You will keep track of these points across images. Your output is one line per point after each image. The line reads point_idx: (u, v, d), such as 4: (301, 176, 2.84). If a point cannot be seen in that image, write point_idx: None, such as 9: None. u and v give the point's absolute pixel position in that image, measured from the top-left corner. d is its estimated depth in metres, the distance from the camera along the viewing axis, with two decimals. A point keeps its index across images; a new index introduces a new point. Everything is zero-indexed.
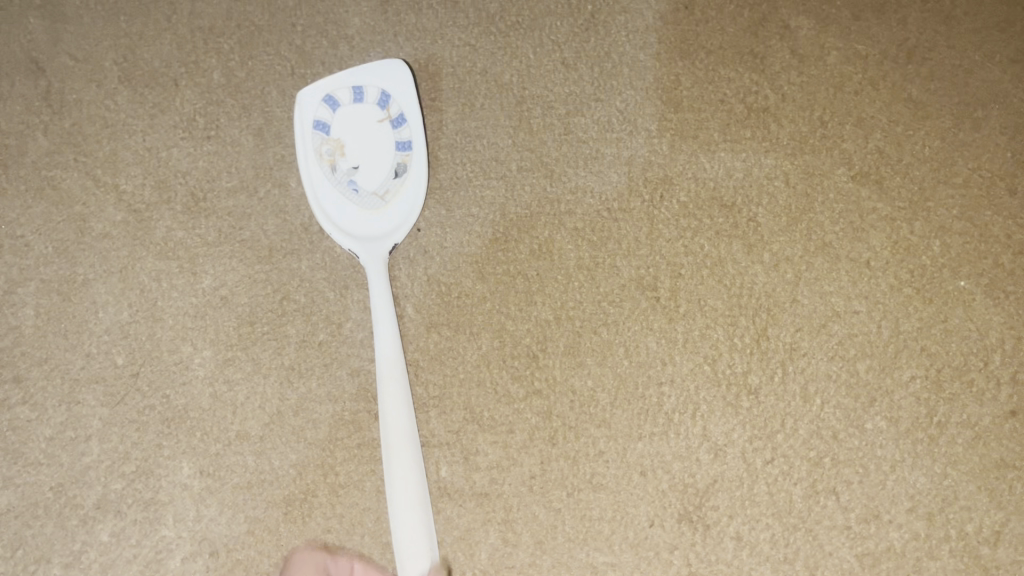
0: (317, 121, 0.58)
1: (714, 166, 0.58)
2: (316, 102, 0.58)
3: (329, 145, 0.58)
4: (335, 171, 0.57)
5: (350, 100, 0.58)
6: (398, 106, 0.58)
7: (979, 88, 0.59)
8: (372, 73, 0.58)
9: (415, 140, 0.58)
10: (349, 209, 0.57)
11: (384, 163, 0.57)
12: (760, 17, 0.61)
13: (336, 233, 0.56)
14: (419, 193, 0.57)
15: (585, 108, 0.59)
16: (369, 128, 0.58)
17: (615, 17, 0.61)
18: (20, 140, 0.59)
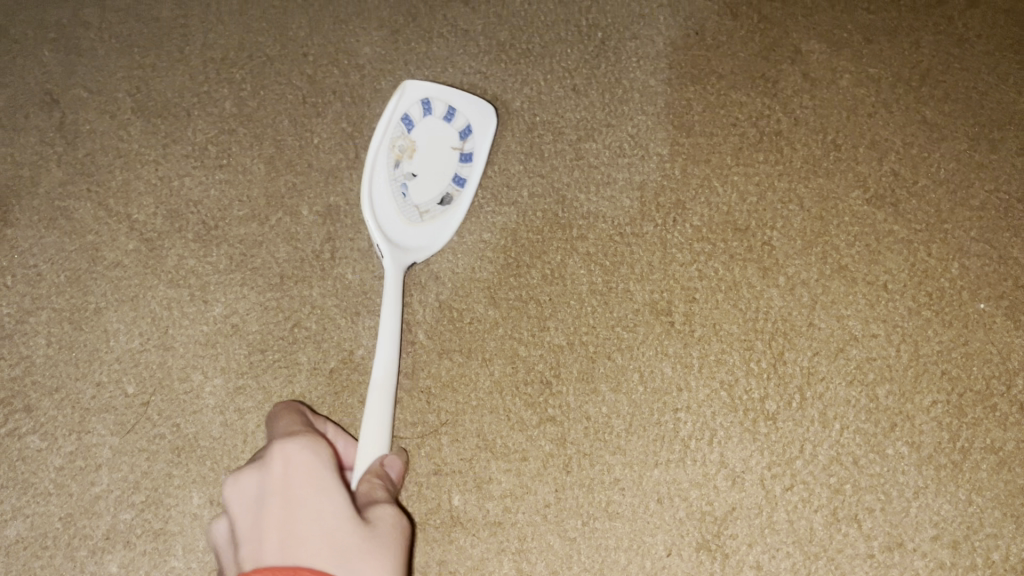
0: (405, 114, 0.55)
1: (728, 191, 0.57)
2: (416, 95, 0.55)
3: (404, 139, 0.55)
4: (396, 166, 0.54)
5: (441, 114, 0.56)
6: (474, 146, 0.57)
7: (994, 110, 0.60)
8: (470, 104, 0.57)
9: (470, 183, 0.57)
10: (388, 206, 0.54)
11: (435, 186, 0.56)
12: (771, 42, 0.61)
13: (369, 221, 0.53)
14: (452, 230, 0.56)
15: (596, 133, 0.59)
16: (440, 147, 0.56)
17: (626, 43, 0.62)
18: (33, 171, 0.59)
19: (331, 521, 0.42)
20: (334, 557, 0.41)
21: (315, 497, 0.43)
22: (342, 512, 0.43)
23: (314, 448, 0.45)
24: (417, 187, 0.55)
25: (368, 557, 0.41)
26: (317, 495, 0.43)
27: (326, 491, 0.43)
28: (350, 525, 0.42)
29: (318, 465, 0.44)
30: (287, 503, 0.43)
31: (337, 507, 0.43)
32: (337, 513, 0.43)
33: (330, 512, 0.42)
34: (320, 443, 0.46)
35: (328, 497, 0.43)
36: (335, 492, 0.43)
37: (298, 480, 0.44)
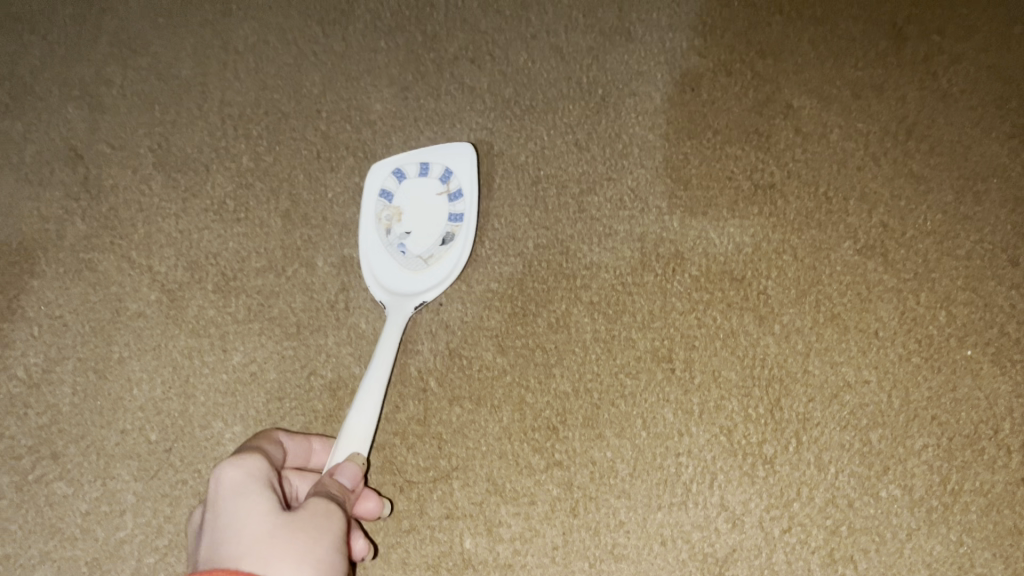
0: (383, 190, 0.61)
1: (724, 242, 0.60)
2: (382, 172, 0.61)
3: (386, 209, 0.60)
4: (387, 233, 0.60)
5: (415, 174, 0.61)
6: (459, 183, 0.60)
7: (978, 162, 0.63)
8: (445, 151, 0.60)
9: (467, 213, 0.59)
10: (388, 269, 0.59)
11: (434, 232, 0.60)
12: (764, 98, 0.65)
13: (371, 286, 0.59)
14: (460, 263, 0.59)
15: (598, 187, 0.62)
16: (429, 199, 0.60)
17: (626, 99, 0.65)
18: (59, 225, 0.62)
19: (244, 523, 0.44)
20: (251, 550, 0.43)
21: (234, 502, 0.45)
22: (263, 515, 0.45)
23: (237, 461, 0.48)
24: (418, 240, 0.59)
25: (279, 545, 0.43)
26: (235, 499, 0.45)
27: (247, 495, 0.46)
28: (266, 522, 0.44)
29: (244, 472, 0.47)
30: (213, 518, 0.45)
31: (252, 509, 0.45)
32: (255, 513, 0.45)
33: (247, 514, 0.45)
34: (254, 454, 0.49)
35: (249, 504, 0.45)
36: (253, 495, 0.46)
37: (220, 493, 0.46)
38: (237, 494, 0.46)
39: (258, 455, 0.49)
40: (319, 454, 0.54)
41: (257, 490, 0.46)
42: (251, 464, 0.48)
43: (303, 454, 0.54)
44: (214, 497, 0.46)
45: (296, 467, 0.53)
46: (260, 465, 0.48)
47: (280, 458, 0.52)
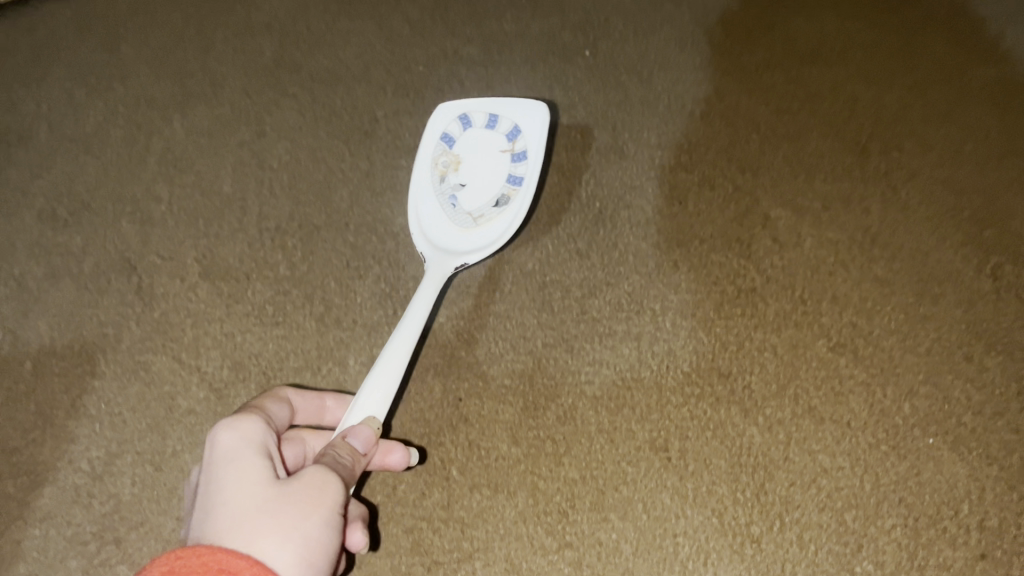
0: (450, 136, 0.70)
1: (711, 341, 0.67)
2: (456, 118, 0.71)
3: (447, 157, 0.70)
4: (442, 180, 0.69)
5: (483, 124, 0.70)
6: (525, 144, 0.69)
7: (935, 267, 0.71)
8: (517, 110, 0.70)
9: (526, 176, 0.68)
10: (440, 216, 0.68)
11: (491, 189, 0.69)
12: (742, 211, 0.74)
13: (418, 233, 0.68)
14: (508, 227, 0.67)
15: (598, 291, 0.70)
16: (491, 152, 0.69)
17: (621, 211, 0.75)
18: (117, 330, 0.70)
19: (237, 493, 0.48)
20: (238, 524, 0.46)
21: (229, 472, 0.50)
22: (255, 485, 0.49)
23: (235, 428, 0.52)
24: (473, 190, 0.69)
25: (267, 516, 0.47)
26: (230, 468, 0.50)
27: (239, 468, 0.50)
28: (259, 492, 0.48)
29: (240, 440, 0.51)
30: (207, 490, 0.50)
31: (245, 479, 0.49)
32: (245, 487, 0.49)
33: (239, 488, 0.49)
34: (251, 419, 0.53)
35: (242, 475, 0.49)
36: (245, 467, 0.50)
37: (215, 465, 0.50)
38: (231, 467, 0.50)
39: (258, 419, 0.54)
40: (331, 410, 0.62)
41: (251, 461, 0.50)
42: (249, 431, 0.52)
43: (315, 410, 0.61)
44: (209, 468, 0.50)
45: (312, 422, 0.61)
46: (258, 432, 0.53)
47: (290, 416, 0.58)
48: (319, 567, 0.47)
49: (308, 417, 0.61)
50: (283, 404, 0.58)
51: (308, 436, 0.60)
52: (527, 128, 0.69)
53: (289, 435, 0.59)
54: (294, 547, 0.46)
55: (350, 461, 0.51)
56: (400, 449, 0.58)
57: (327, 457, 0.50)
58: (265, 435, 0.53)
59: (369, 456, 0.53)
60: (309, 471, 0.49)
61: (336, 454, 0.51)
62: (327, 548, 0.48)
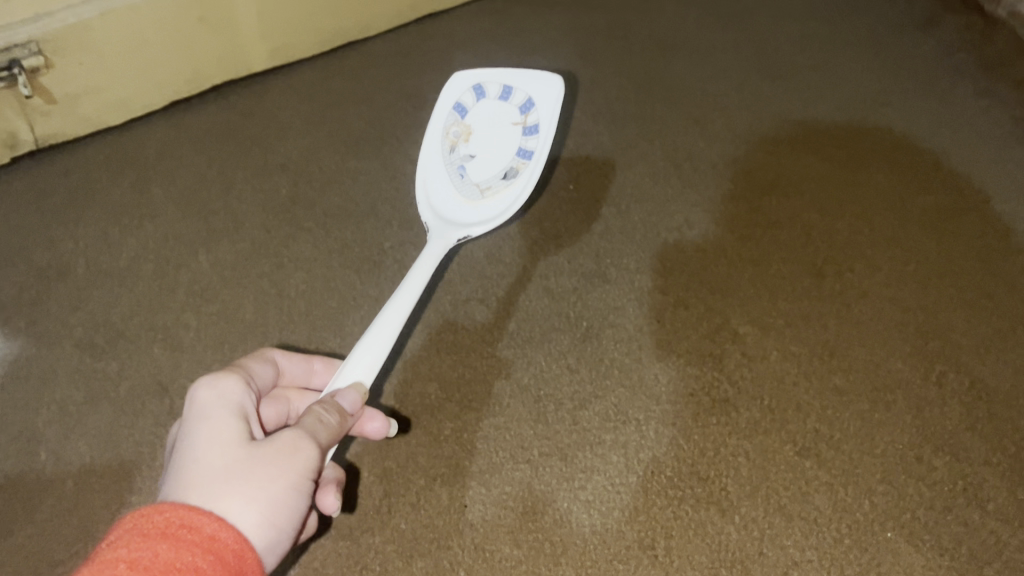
0: (465, 105, 0.74)
1: (689, 446, 0.75)
2: (471, 90, 0.74)
3: (458, 128, 0.74)
4: (453, 151, 0.73)
5: (497, 95, 0.74)
6: (536, 118, 0.72)
7: (886, 376, 0.79)
8: (530, 82, 0.72)
9: (536, 150, 0.71)
10: (448, 187, 0.72)
11: (501, 162, 0.72)
12: (714, 329, 0.83)
13: (424, 201, 0.72)
14: (512, 200, 0.70)
15: (588, 402, 0.79)
16: (505, 125, 0.73)
17: (605, 329, 0.84)
18: (152, 448, 0.77)
19: (204, 448, 0.47)
20: (204, 478, 0.46)
21: (198, 428, 0.49)
22: (225, 445, 0.48)
23: (213, 385, 0.51)
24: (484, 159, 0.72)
25: (234, 475, 0.46)
26: (202, 424, 0.49)
27: (211, 424, 0.49)
28: (229, 451, 0.48)
29: (213, 399, 0.50)
30: (177, 445, 0.49)
31: (214, 436, 0.48)
32: (215, 445, 0.48)
33: (208, 444, 0.48)
34: (227, 377, 0.52)
35: (213, 432, 0.48)
36: (217, 425, 0.49)
37: (188, 421, 0.50)
38: (203, 424, 0.49)
39: (238, 379, 0.53)
40: (319, 373, 0.65)
41: (224, 420, 0.49)
42: (228, 390, 0.52)
43: (303, 372, 0.63)
44: (181, 423, 0.50)
45: (302, 382, 0.64)
46: (236, 392, 0.52)
47: (275, 375, 0.60)
48: (284, 532, 0.47)
49: (297, 376, 0.63)
50: (273, 360, 0.60)
51: (293, 397, 0.62)
52: (540, 101, 0.72)
53: (275, 393, 0.61)
54: (260, 509, 0.46)
55: (332, 425, 0.50)
56: (381, 418, 0.61)
57: (305, 420, 0.49)
58: (242, 395, 0.52)
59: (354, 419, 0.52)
60: (284, 435, 0.48)
61: (317, 415, 0.50)
62: (292, 515, 0.47)
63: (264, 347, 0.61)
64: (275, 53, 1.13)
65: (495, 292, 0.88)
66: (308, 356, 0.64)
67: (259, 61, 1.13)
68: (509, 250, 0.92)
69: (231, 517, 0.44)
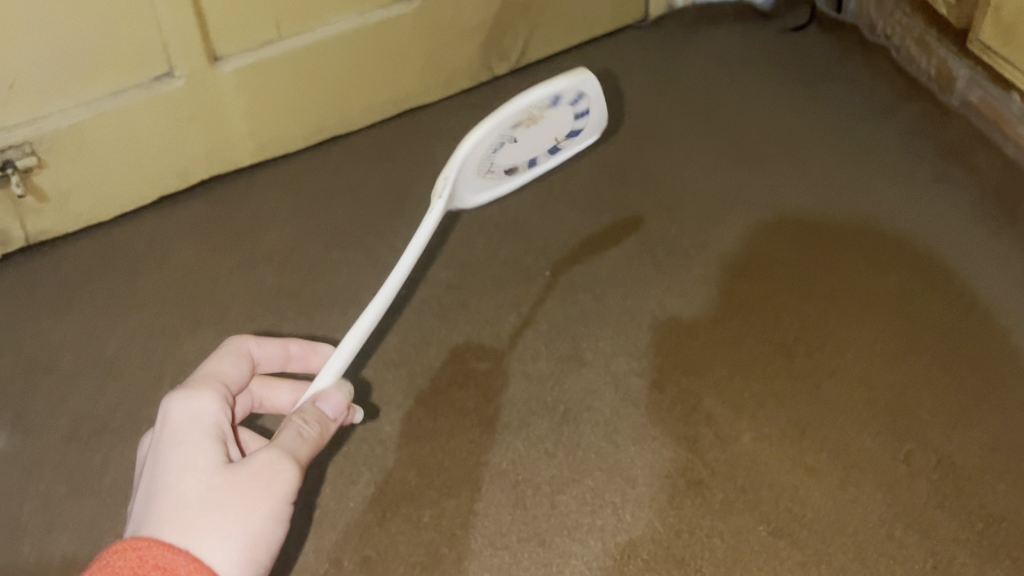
0: (559, 99, 0.66)
1: (665, 528, 0.77)
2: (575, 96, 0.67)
3: (536, 113, 0.66)
4: (512, 130, 0.66)
5: (576, 109, 0.69)
6: (565, 147, 0.73)
7: (855, 454, 0.81)
8: (596, 118, 0.72)
9: (541, 165, 0.73)
10: (476, 154, 0.66)
11: (519, 156, 0.70)
12: (688, 411, 0.85)
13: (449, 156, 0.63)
14: (491, 195, 0.73)
15: (565, 486, 0.80)
16: (552, 132, 0.70)
17: (582, 414, 0.86)
18: None
19: (183, 475, 0.51)
20: (183, 509, 0.49)
21: (178, 454, 0.52)
22: (203, 472, 0.51)
23: (189, 406, 0.54)
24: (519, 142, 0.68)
25: (212, 508, 0.50)
26: (181, 450, 0.52)
27: (189, 449, 0.52)
28: (208, 478, 0.51)
29: (190, 421, 0.54)
30: (152, 469, 0.52)
31: (192, 463, 0.52)
32: (192, 471, 0.51)
33: (185, 470, 0.51)
34: (203, 396, 0.55)
35: (191, 458, 0.52)
36: (195, 450, 0.52)
37: (164, 444, 0.53)
38: (181, 449, 0.52)
39: (213, 394, 0.56)
40: (295, 355, 0.65)
41: (202, 444, 0.53)
42: (203, 410, 0.55)
43: (279, 355, 0.64)
44: (158, 446, 0.53)
45: (277, 368, 0.65)
46: (211, 411, 0.55)
47: (249, 370, 0.61)
48: (259, 561, 0.51)
49: (272, 364, 0.64)
50: (248, 354, 0.61)
51: (257, 387, 0.65)
52: (581, 135, 0.73)
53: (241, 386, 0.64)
54: (237, 543, 0.50)
55: (310, 436, 0.54)
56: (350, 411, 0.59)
57: (282, 435, 0.53)
58: (217, 412, 0.56)
59: (337, 421, 0.56)
60: (264, 461, 0.52)
61: (296, 427, 0.54)
62: (269, 539, 0.52)
63: (239, 339, 0.62)
64: (261, 148, 1.19)
65: (474, 377, 0.90)
66: (284, 341, 0.65)
67: (246, 155, 1.18)
68: (488, 336, 0.94)
69: (209, 553, 0.49)
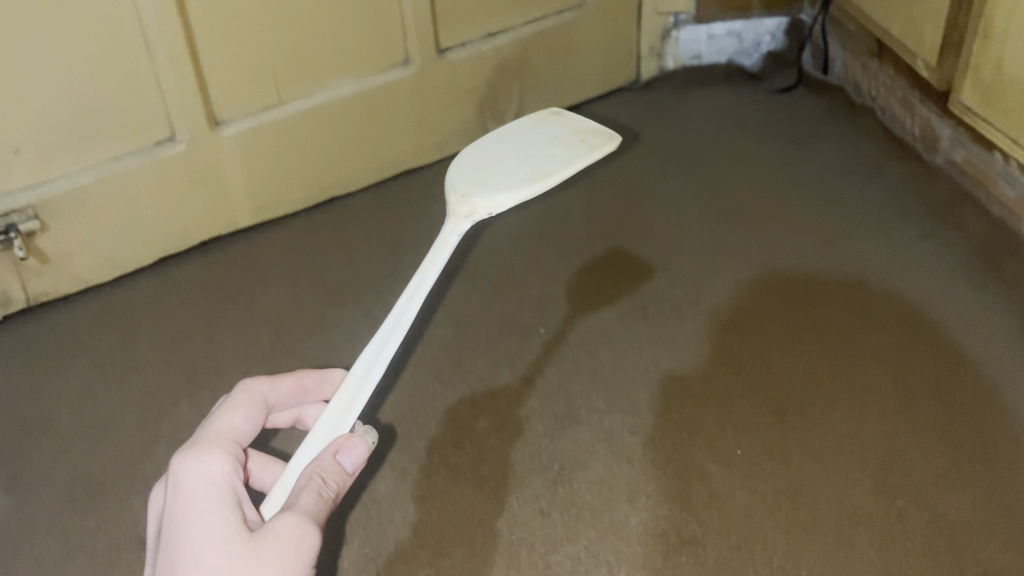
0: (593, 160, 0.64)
1: None
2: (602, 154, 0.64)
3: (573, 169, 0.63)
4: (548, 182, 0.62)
5: None
6: None
7: (848, 511, 0.81)
8: None
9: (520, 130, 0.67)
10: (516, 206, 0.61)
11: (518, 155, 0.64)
12: (682, 469, 0.86)
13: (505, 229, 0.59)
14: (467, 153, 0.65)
15: (558, 546, 0.80)
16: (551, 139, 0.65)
17: (576, 472, 0.86)
18: None
19: (200, 544, 0.50)
20: None
21: (192, 523, 0.51)
22: (220, 541, 0.50)
23: (199, 471, 0.54)
24: (535, 163, 0.63)
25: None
26: (195, 519, 0.51)
27: (203, 517, 0.51)
28: (226, 546, 0.50)
29: (201, 485, 0.53)
30: (169, 542, 0.51)
31: (207, 531, 0.51)
32: (210, 543, 0.50)
33: (203, 542, 0.50)
34: (211, 456, 0.54)
35: (206, 527, 0.51)
36: (210, 519, 0.51)
37: (179, 513, 0.52)
38: (196, 518, 0.51)
39: (221, 453, 0.55)
40: (310, 387, 0.65)
41: (216, 510, 0.52)
42: (214, 473, 0.54)
43: (294, 389, 0.63)
44: (173, 513, 0.52)
45: (294, 402, 0.64)
46: (222, 473, 0.54)
47: (263, 416, 0.60)
48: None
49: (287, 402, 0.63)
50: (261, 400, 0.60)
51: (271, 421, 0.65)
52: None
53: None
54: None
55: (330, 496, 0.52)
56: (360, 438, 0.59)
57: (304, 496, 0.51)
58: (227, 471, 0.54)
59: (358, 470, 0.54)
60: (286, 525, 0.49)
61: (316, 487, 0.51)
62: None
63: (248, 382, 0.61)
64: (260, 209, 1.21)
65: (469, 435, 0.90)
66: (296, 374, 0.64)
67: (245, 216, 1.20)
68: (483, 394, 0.95)
69: None
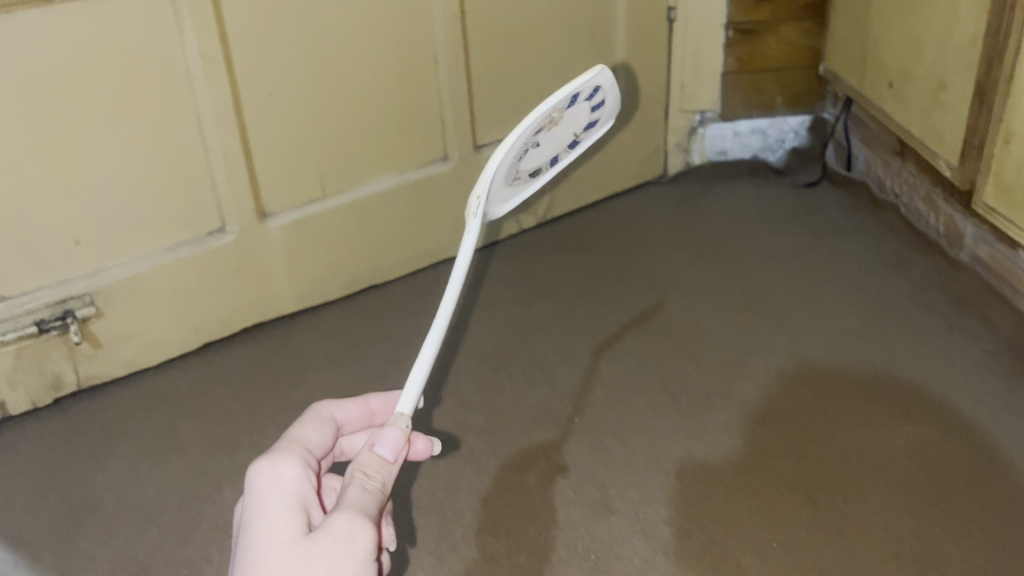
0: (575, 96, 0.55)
1: None
2: (587, 79, 0.54)
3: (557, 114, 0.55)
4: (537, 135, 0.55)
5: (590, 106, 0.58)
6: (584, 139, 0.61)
7: None
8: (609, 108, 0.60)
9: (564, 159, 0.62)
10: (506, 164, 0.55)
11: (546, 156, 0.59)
12: (718, 560, 0.86)
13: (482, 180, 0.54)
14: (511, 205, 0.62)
15: None
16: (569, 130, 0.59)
17: (612, 561, 0.87)
18: None
19: (266, 545, 0.51)
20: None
21: (260, 524, 0.52)
22: (284, 541, 0.51)
23: (268, 474, 0.54)
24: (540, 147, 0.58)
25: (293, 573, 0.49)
26: (263, 520, 0.52)
27: (270, 519, 0.52)
28: (288, 546, 0.50)
29: (269, 487, 0.54)
30: (240, 543, 0.52)
31: (274, 531, 0.51)
32: (273, 544, 0.51)
33: (269, 544, 0.51)
34: (281, 460, 0.55)
35: (272, 528, 0.52)
36: (277, 522, 0.52)
37: (249, 515, 0.53)
38: (264, 519, 0.52)
39: (291, 458, 0.55)
40: (379, 412, 0.64)
41: (283, 512, 0.52)
42: (283, 477, 0.54)
43: (362, 414, 0.63)
44: (245, 516, 0.53)
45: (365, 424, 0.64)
46: (291, 475, 0.54)
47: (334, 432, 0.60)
48: None
49: (358, 426, 0.63)
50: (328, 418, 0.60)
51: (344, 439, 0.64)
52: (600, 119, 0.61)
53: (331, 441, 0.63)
54: None
55: (375, 488, 0.52)
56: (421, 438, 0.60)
57: (351, 491, 0.51)
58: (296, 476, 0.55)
59: (401, 454, 0.53)
60: (336, 521, 0.50)
61: (360, 482, 0.52)
62: None
63: (318, 404, 0.61)
64: (302, 296, 1.25)
65: (505, 523, 0.92)
66: (365, 397, 0.64)
67: (288, 301, 1.24)
68: (517, 481, 0.96)
69: None
